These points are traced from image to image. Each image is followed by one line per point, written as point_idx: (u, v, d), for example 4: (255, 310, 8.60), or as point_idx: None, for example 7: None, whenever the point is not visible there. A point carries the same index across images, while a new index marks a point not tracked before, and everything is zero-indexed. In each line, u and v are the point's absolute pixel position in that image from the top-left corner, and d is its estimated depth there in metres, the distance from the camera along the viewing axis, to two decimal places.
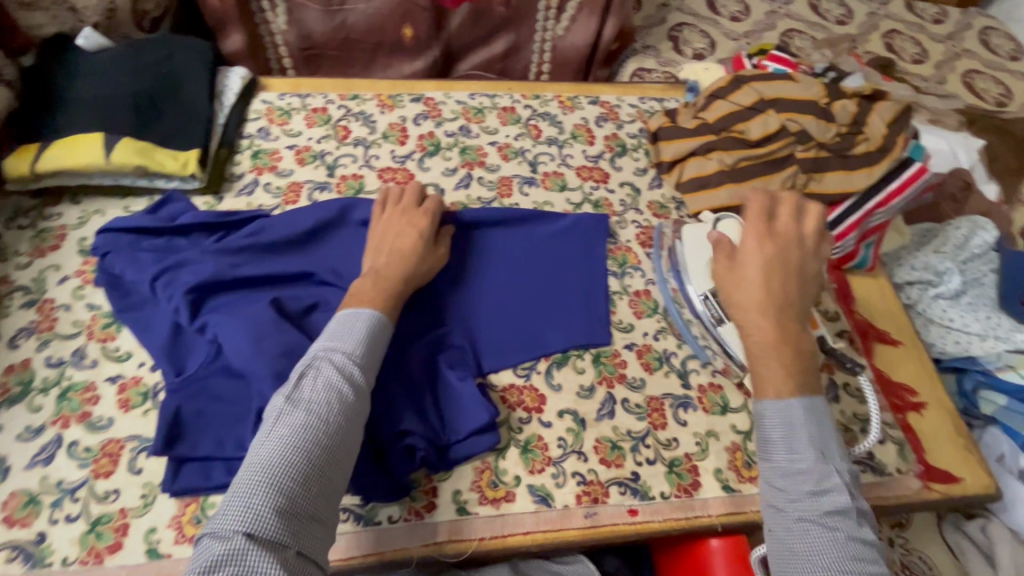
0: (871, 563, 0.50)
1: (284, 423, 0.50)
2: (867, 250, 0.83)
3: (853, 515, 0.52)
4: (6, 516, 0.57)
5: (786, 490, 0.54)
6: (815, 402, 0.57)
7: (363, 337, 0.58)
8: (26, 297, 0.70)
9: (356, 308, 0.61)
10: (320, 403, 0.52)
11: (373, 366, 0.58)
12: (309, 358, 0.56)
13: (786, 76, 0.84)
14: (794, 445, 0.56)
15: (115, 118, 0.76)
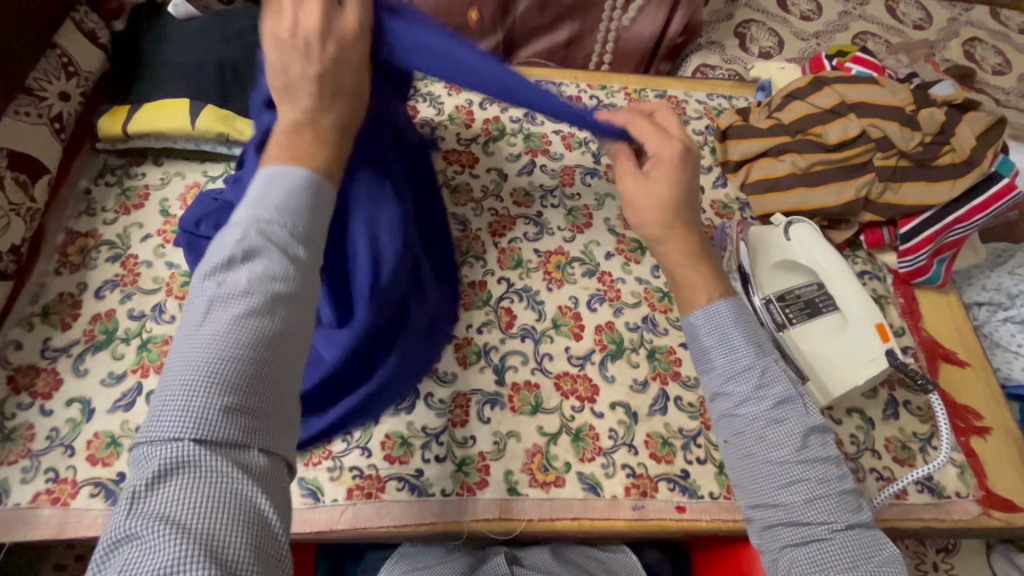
0: (819, 445, 0.52)
1: (208, 341, 0.38)
2: (940, 264, 0.81)
3: (800, 403, 0.54)
4: (90, 455, 0.61)
5: (732, 391, 0.56)
6: (738, 302, 0.60)
7: (298, 200, 0.45)
8: (111, 251, 0.73)
9: (285, 169, 0.46)
10: (258, 285, 0.40)
11: (320, 230, 0.46)
12: (235, 240, 0.42)
13: (871, 80, 0.81)
14: (734, 345, 0.57)
15: (202, 86, 0.80)
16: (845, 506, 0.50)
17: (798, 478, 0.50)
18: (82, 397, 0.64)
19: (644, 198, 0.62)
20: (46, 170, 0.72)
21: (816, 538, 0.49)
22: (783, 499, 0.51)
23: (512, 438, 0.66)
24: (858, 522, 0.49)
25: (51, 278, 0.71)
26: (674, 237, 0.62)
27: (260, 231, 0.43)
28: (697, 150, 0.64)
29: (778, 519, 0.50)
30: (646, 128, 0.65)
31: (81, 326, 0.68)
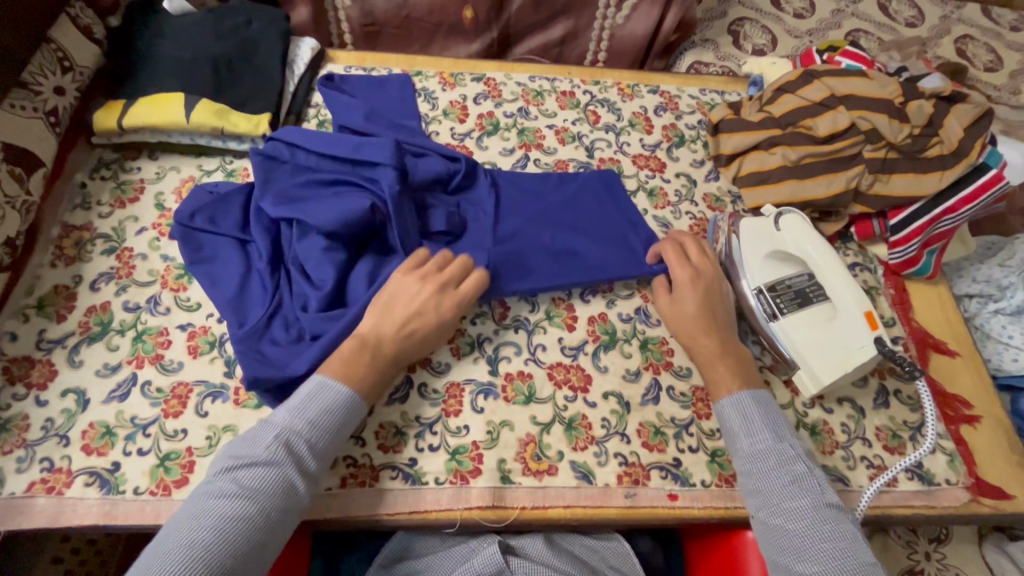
0: (841, 522, 0.55)
1: (214, 508, 0.50)
2: (930, 255, 0.81)
3: (817, 484, 0.58)
4: (85, 445, 0.61)
5: (754, 473, 0.60)
6: (761, 394, 0.65)
7: (329, 417, 0.58)
8: (106, 244, 0.74)
9: (327, 384, 0.59)
10: (261, 499, 0.52)
11: (333, 448, 0.58)
12: (271, 438, 0.55)
13: (860, 73, 0.82)
14: (756, 429, 0.62)
15: (197, 81, 0.81)
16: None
17: (822, 552, 0.53)
18: (77, 388, 0.64)
19: (676, 314, 0.71)
20: (42, 164, 0.72)
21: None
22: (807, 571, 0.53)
23: (505, 427, 0.67)
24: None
25: (47, 271, 0.71)
26: (704, 343, 0.68)
27: (284, 438, 0.55)
28: (710, 272, 0.73)
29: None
30: (673, 254, 0.74)
31: (76, 318, 0.68)
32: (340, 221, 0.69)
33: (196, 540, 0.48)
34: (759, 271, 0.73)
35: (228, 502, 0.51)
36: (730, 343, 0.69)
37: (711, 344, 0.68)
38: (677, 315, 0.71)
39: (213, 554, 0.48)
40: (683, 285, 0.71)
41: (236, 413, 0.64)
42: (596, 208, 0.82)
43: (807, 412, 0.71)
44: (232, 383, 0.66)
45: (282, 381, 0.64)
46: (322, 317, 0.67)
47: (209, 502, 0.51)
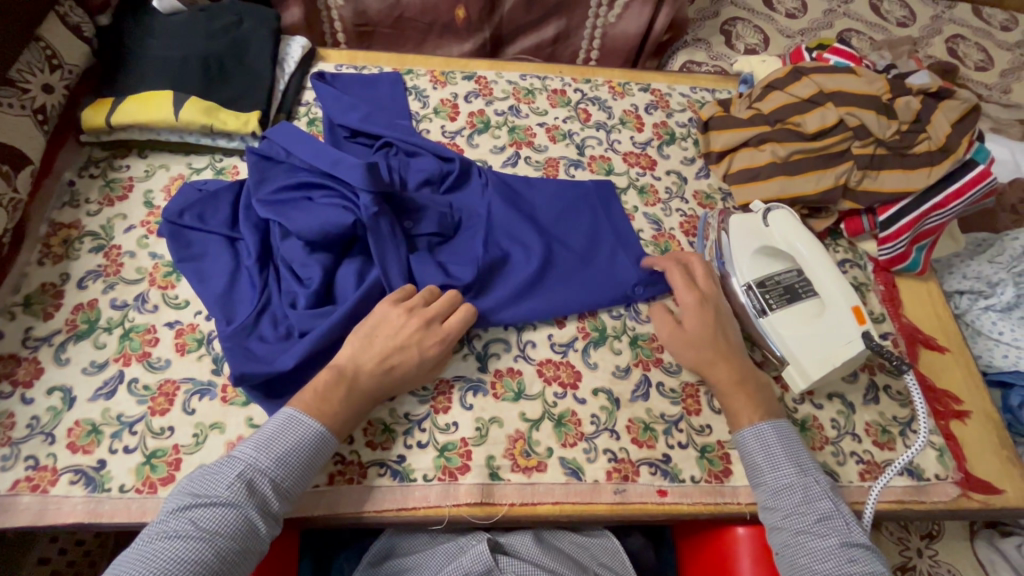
0: (867, 561, 0.54)
1: (169, 550, 0.48)
2: (919, 252, 0.82)
3: (844, 522, 0.57)
4: (70, 443, 0.61)
5: (778, 507, 0.59)
6: (782, 424, 0.64)
7: (297, 455, 0.56)
8: (95, 242, 0.74)
9: (298, 419, 0.57)
10: (218, 543, 0.49)
11: (298, 486, 0.56)
12: (234, 476, 0.53)
13: (848, 70, 0.82)
14: (779, 463, 0.61)
15: (187, 79, 0.81)
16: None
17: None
18: (64, 386, 0.64)
19: (684, 341, 0.69)
20: (29, 161, 0.72)
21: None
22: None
23: (494, 423, 0.67)
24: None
25: (34, 269, 0.71)
26: (722, 366, 0.67)
27: (248, 476, 0.53)
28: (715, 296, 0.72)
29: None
30: (678, 277, 0.72)
31: (63, 315, 0.68)
32: (324, 224, 0.69)
33: None
34: (746, 269, 0.73)
35: (181, 544, 0.49)
36: (749, 371, 0.67)
37: (730, 374, 0.67)
38: (683, 343, 0.69)
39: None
40: (692, 312, 0.70)
41: (224, 410, 0.64)
42: (581, 220, 0.81)
43: (797, 408, 0.71)
44: (220, 380, 0.66)
45: (269, 376, 0.64)
46: (311, 314, 0.67)
47: (161, 543, 0.49)
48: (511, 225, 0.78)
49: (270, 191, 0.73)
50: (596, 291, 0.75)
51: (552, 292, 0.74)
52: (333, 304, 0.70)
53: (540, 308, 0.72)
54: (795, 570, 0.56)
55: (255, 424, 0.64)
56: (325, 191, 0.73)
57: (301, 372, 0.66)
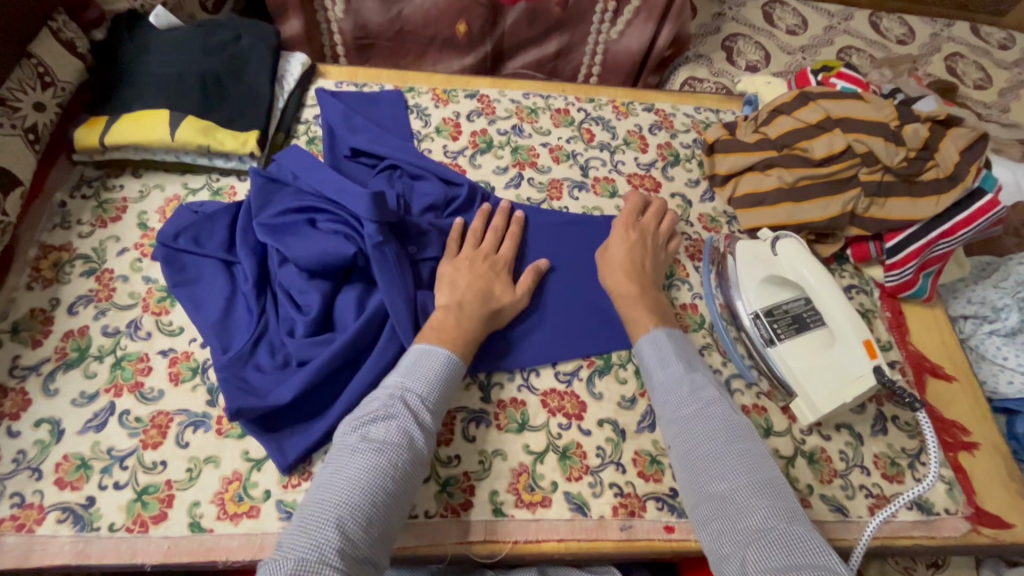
0: (741, 440, 0.56)
1: (352, 464, 0.52)
2: (926, 278, 0.81)
3: (723, 403, 0.59)
4: (58, 478, 0.59)
5: (667, 401, 0.61)
6: (675, 333, 0.67)
7: (438, 379, 0.60)
8: (86, 265, 0.71)
9: (433, 347, 0.62)
10: (389, 454, 0.54)
11: (442, 407, 0.60)
12: (388, 397, 0.58)
13: (856, 96, 0.82)
14: (666, 361, 0.64)
15: (184, 97, 0.79)
16: (768, 492, 0.51)
17: (722, 469, 0.54)
18: (52, 418, 0.62)
19: (608, 267, 0.73)
20: (19, 183, 0.69)
21: (749, 525, 0.49)
22: (710, 488, 0.53)
23: (497, 456, 0.65)
24: (782, 508, 0.50)
25: (23, 294, 0.69)
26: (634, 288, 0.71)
27: (398, 396, 0.58)
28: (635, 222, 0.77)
29: (712, 508, 0.52)
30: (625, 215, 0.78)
31: (52, 343, 0.66)
32: (325, 254, 0.67)
33: (341, 493, 0.50)
34: (754, 294, 0.73)
35: (360, 458, 0.53)
36: (649, 290, 0.71)
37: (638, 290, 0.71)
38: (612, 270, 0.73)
39: (357, 500, 0.50)
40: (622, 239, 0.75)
41: (219, 443, 0.62)
42: (585, 249, 0.79)
43: (805, 439, 0.70)
44: (215, 412, 0.64)
45: (266, 410, 0.62)
46: (309, 343, 0.65)
47: (343, 458, 0.53)
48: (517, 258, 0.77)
49: (272, 215, 0.72)
50: (600, 330, 0.74)
51: (556, 333, 0.73)
52: (331, 331, 0.68)
53: (543, 348, 0.72)
54: (685, 456, 0.57)
55: (251, 458, 0.62)
56: (328, 216, 0.71)
57: (299, 404, 0.64)
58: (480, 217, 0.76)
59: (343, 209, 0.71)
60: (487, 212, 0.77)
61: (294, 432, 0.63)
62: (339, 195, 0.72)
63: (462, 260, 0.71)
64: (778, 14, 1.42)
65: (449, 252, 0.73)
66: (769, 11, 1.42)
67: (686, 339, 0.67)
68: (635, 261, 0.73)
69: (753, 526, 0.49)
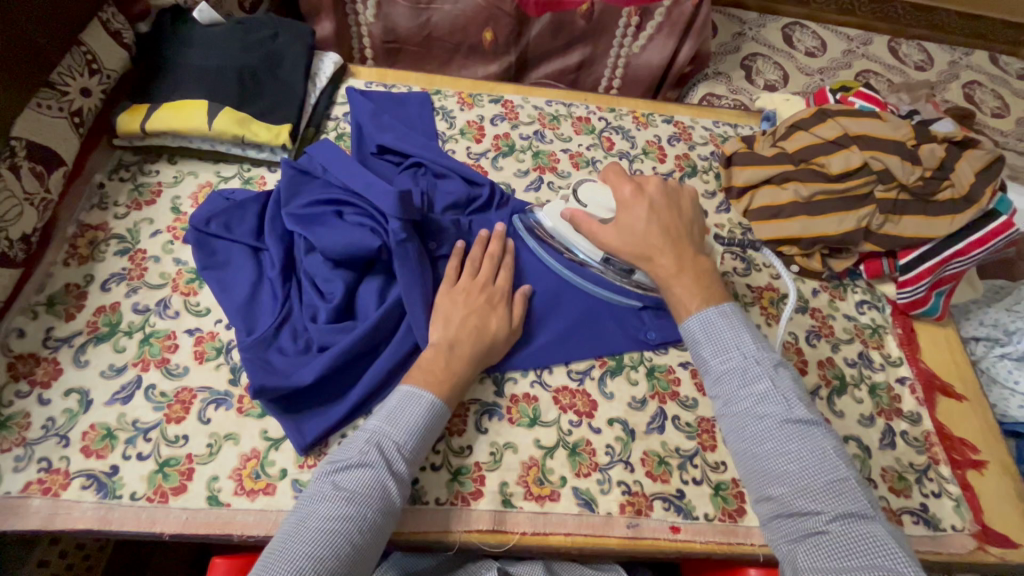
0: (806, 436, 0.55)
1: (320, 512, 0.51)
2: (938, 297, 0.82)
3: (782, 396, 0.57)
4: (84, 446, 0.61)
5: (714, 376, 0.62)
6: (728, 317, 0.63)
7: (419, 426, 0.59)
8: (120, 245, 0.74)
9: (417, 390, 0.61)
10: (359, 504, 0.52)
11: (420, 456, 0.59)
12: (366, 443, 0.57)
13: (875, 114, 0.83)
14: (728, 372, 0.60)
15: (222, 89, 0.82)
16: (843, 496, 0.52)
17: (789, 469, 0.54)
18: (81, 388, 0.64)
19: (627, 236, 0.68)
20: (62, 163, 0.73)
21: (814, 531, 0.51)
22: (775, 494, 0.54)
23: (508, 449, 0.66)
24: (852, 513, 0.51)
25: (59, 269, 0.71)
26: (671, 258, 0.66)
27: (376, 441, 0.57)
28: (654, 190, 0.71)
29: (776, 511, 0.54)
30: (627, 187, 0.71)
31: (85, 317, 0.68)
32: (351, 245, 0.69)
33: (307, 543, 0.49)
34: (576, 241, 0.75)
35: (330, 506, 0.52)
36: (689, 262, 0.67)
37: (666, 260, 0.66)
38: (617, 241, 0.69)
39: (323, 550, 0.49)
40: (629, 198, 0.70)
41: (239, 421, 0.64)
42: None
43: None
44: (237, 390, 0.66)
45: (287, 391, 0.64)
46: (331, 329, 0.67)
47: (313, 505, 0.52)
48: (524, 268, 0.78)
49: (301, 205, 0.74)
50: (612, 333, 0.75)
51: (570, 332, 0.74)
52: (352, 320, 0.70)
53: (558, 347, 0.73)
54: (745, 457, 0.58)
55: (270, 437, 0.63)
56: (355, 209, 0.74)
57: (318, 387, 0.66)
58: (479, 244, 0.74)
59: (370, 203, 0.73)
60: (486, 237, 0.75)
61: (313, 414, 0.65)
62: (367, 189, 0.74)
63: (460, 290, 0.69)
64: (798, 36, 1.44)
65: (460, 256, 0.74)
66: (789, 32, 1.44)
67: (744, 318, 0.63)
68: (659, 239, 0.67)
69: (795, 484, 0.54)
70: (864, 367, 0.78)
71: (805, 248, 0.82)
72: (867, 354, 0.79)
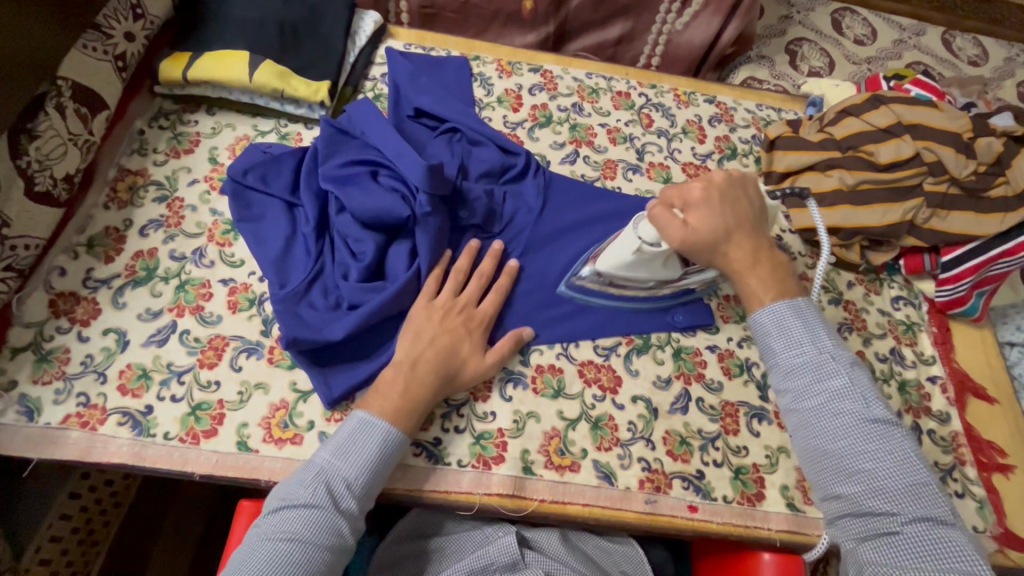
0: (884, 434, 0.55)
1: (262, 556, 0.51)
2: (979, 298, 0.80)
3: (859, 394, 0.57)
4: (121, 384, 0.62)
5: (785, 370, 0.61)
6: (800, 303, 0.63)
7: (372, 459, 0.57)
8: (158, 192, 0.75)
9: (373, 418, 0.59)
10: (304, 548, 0.51)
11: (372, 493, 0.57)
12: (315, 477, 0.55)
13: (931, 103, 0.80)
14: (800, 366, 0.60)
15: (264, 43, 0.82)
16: (917, 498, 0.52)
17: (867, 468, 0.55)
18: (118, 328, 0.65)
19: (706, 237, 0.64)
20: (106, 106, 0.73)
21: (888, 531, 0.52)
22: (846, 493, 0.55)
23: (531, 418, 0.67)
24: (930, 517, 0.51)
25: (99, 212, 0.72)
26: (738, 239, 0.65)
27: (325, 477, 0.55)
28: (718, 177, 0.68)
29: (844, 510, 0.55)
30: (697, 188, 0.66)
31: (123, 260, 0.69)
32: (383, 208, 0.69)
33: None
34: (627, 261, 0.69)
35: (278, 549, 0.51)
36: (762, 249, 0.66)
37: (750, 254, 0.65)
38: (698, 242, 0.64)
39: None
40: (702, 200, 0.66)
41: (269, 371, 0.65)
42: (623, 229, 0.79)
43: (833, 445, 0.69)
44: (268, 341, 0.67)
45: (318, 345, 0.65)
46: (362, 288, 0.68)
47: (259, 541, 0.52)
48: (538, 247, 0.75)
49: (336, 165, 0.74)
50: (636, 312, 0.74)
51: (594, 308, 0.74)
52: (382, 280, 0.70)
53: (582, 324, 0.72)
54: (817, 454, 0.58)
55: (298, 389, 0.64)
56: (390, 173, 0.74)
57: (347, 342, 0.67)
58: (468, 255, 0.71)
59: (402, 166, 0.72)
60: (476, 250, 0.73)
61: (340, 369, 0.65)
62: (402, 155, 0.73)
63: (437, 306, 0.66)
64: (848, 22, 1.39)
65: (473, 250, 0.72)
66: (838, 18, 1.39)
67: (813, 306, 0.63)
68: (734, 231, 0.65)
69: (870, 486, 0.54)
70: (895, 363, 0.76)
71: (846, 239, 0.80)
72: (900, 350, 0.77)
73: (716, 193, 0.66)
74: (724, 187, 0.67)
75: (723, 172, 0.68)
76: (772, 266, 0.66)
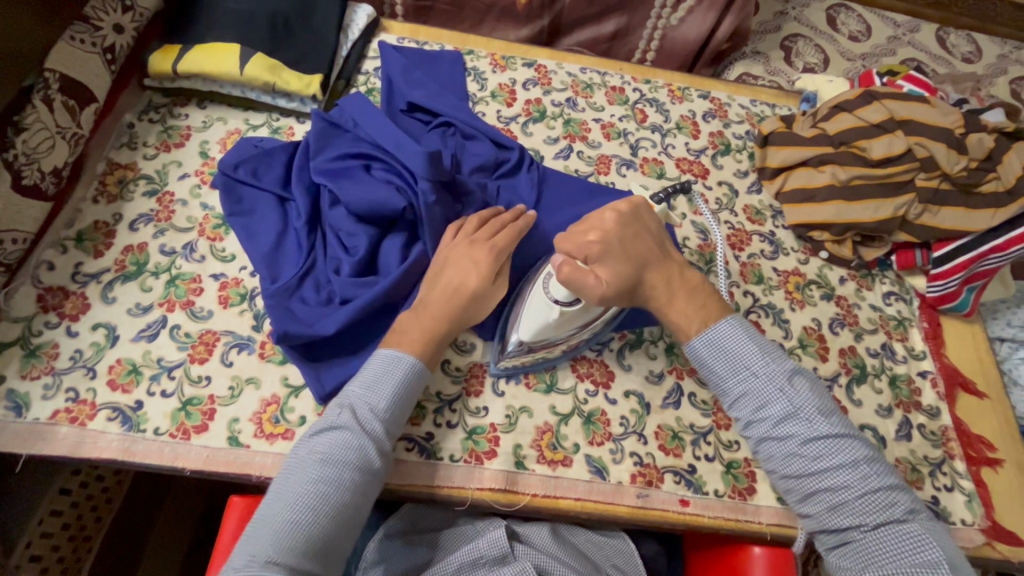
0: (833, 450, 0.56)
1: (296, 477, 0.52)
2: (969, 293, 0.81)
3: (802, 415, 0.57)
4: (110, 380, 0.62)
5: (732, 399, 0.61)
6: (731, 325, 0.62)
7: (393, 389, 0.58)
8: (149, 186, 0.74)
9: (392, 351, 0.60)
10: (334, 467, 0.53)
11: (399, 418, 0.58)
12: (341, 405, 0.57)
13: (923, 99, 0.80)
14: (745, 397, 0.60)
15: (255, 37, 0.81)
16: (876, 506, 0.54)
17: (823, 487, 0.56)
18: (108, 323, 0.65)
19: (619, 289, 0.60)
20: (94, 99, 0.72)
21: (849, 540, 0.55)
22: (810, 511, 0.58)
23: (524, 413, 0.67)
24: (885, 521, 0.53)
25: (88, 206, 0.72)
26: (655, 271, 0.62)
27: (351, 405, 0.57)
28: (608, 211, 0.63)
29: (814, 526, 0.58)
30: (595, 231, 0.62)
31: (112, 255, 0.69)
32: (375, 201, 0.69)
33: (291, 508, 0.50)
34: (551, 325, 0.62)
35: (307, 472, 0.52)
36: (676, 277, 0.64)
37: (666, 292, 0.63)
38: (611, 297, 0.60)
39: (300, 504, 0.50)
40: (606, 245, 0.61)
41: (260, 366, 0.65)
42: None
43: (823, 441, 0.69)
44: (260, 336, 0.66)
45: (310, 339, 0.64)
46: (355, 283, 0.67)
47: (289, 468, 0.53)
48: (528, 243, 0.74)
49: (328, 158, 0.73)
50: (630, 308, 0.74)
51: None
52: (374, 275, 0.70)
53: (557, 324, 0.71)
54: (779, 475, 0.60)
55: (290, 384, 0.64)
56: (382, 165, 0.73)
57: (340, 337, 0.66)
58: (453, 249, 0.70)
59: (396, 160, 0.72)
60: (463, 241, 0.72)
61: (332, 365, 0.65)
62: (395, 147, 0.73)
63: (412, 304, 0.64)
64: (843, 18, 1.39)
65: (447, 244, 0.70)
66: (833, 14, 1.39)
67: (743, 324, 0.62)
68: (643, 272, 0.62)
69: (828, 501, 0.56)
70: (886, 358, 0.77)
71: (837, 234, 0.81)
72: (891, 345, 0.78)
73: (614, 236, 0.61)
74: (618, 226, 0.62)
75: (613, 209, 0.63)
76: (688, 294, 0.64)
